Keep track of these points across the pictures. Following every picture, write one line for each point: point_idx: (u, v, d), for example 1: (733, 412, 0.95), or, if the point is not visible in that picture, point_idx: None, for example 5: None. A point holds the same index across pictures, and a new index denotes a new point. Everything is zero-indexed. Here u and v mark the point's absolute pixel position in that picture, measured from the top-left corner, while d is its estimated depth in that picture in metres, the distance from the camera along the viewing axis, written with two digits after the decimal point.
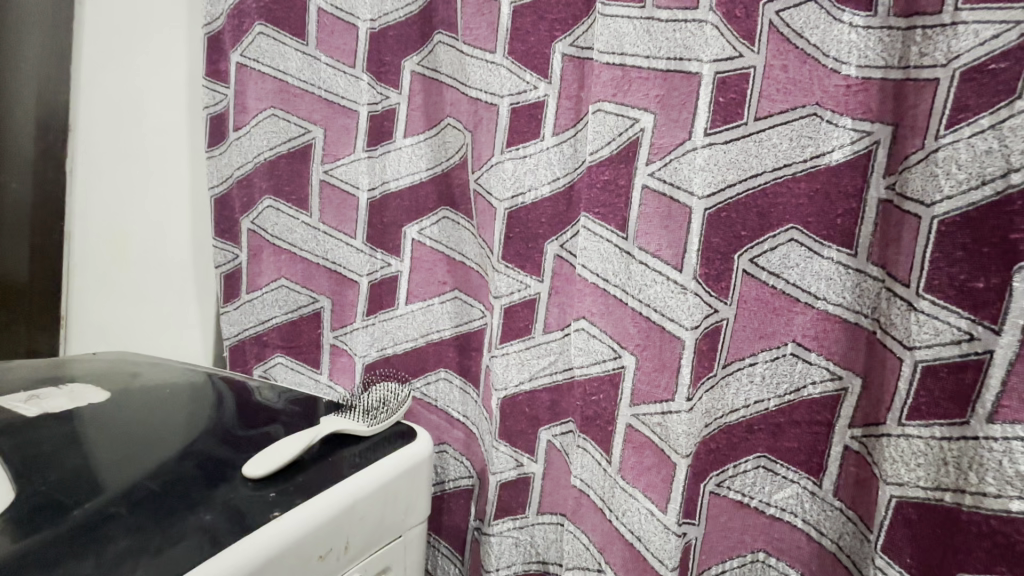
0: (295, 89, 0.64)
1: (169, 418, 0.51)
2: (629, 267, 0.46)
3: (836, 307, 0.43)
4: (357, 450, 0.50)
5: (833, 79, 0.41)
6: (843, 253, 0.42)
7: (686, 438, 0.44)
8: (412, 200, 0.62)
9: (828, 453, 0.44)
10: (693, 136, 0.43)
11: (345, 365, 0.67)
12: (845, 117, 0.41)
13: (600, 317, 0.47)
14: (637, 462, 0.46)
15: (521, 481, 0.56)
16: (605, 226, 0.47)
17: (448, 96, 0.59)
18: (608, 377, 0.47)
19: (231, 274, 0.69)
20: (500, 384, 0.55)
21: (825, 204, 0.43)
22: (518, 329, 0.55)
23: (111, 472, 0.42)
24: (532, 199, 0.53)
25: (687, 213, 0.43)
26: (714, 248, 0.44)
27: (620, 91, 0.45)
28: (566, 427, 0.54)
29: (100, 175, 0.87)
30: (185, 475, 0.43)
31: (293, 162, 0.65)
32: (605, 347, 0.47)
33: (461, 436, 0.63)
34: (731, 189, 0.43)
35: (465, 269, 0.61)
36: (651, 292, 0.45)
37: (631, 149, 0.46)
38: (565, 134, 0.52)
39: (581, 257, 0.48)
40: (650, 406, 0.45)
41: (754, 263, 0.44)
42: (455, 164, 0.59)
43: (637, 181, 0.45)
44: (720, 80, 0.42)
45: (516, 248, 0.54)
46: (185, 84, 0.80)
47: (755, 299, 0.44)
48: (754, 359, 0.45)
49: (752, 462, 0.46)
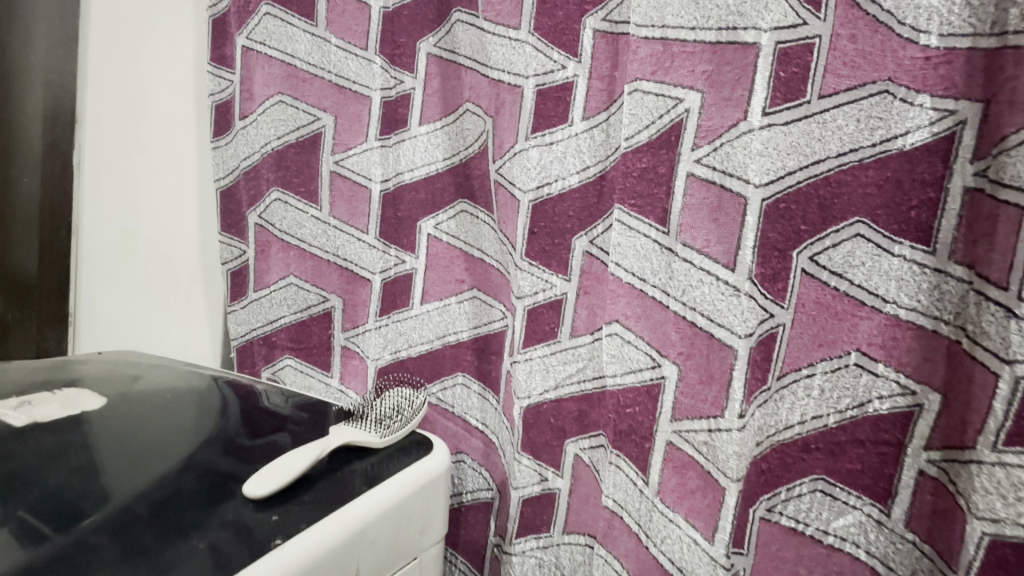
0: (303, 74, 0.60)
1: (167, 426, 0.48)
2: (670, 265, 0.41)
3: (909, 312, 0.37)
4: (370, 463, 0.46)
5: (910, 50, 0.35)
6: (918, 250, 0.37)
7: (735, 460, 0.39)
8: (428, 192, 0.57)
9: (897, 479, 0.39)
10: (749, 116, 0.38)
11: (356, 368, 0.63)
12: (922, 94, 0.35)
13: (636, 321, 0.43)
14: (679, 484, 0.41)
15: (546, 497, 0.52)
16: (642, 219, 0.42)
17: (468, 79, 0.54)
18: (645, 389, 0.42)
19: (238, 271, 0.66)
20: (522, 393, 0.50)
21: (896, 193, 0.37)
22: (543, 332, 0.50)
23: (99, 491, 0.38)
24: (559, 190, 0.48)
25: (741, 204, 0.39)
26: (771, 244, 0.39)
27: (661, 68, 0.40)
28: (595, 441, 0.50)
29: (106, 169, 0.85)
30: (181, 494, 0.39)
31: (301, 152, 0.61)
32: (642, 355, 0.42)
33: (479, 445, 0.59)
34: (790, 178, 0.38)
35: (484, 266, 0.57)
36: (696, 293, 0.40)
37: (674, 133, 0.41)
38: (597, 118, 0.47)
39: (615, 254, 0.43)
40: (695, 421, 0.40)
41: (814, 262, 0.39)
42: (475, 153, 0.55)
43: (681, 170, 0.41)
44: (781, 51, 0.37)
45: (541, 244, 0.49)
46: (191, 70, 0.77)
47: (814, 302, 0.39)
48: (811, 370, 0.40)
49: (807, 485, 0.41)
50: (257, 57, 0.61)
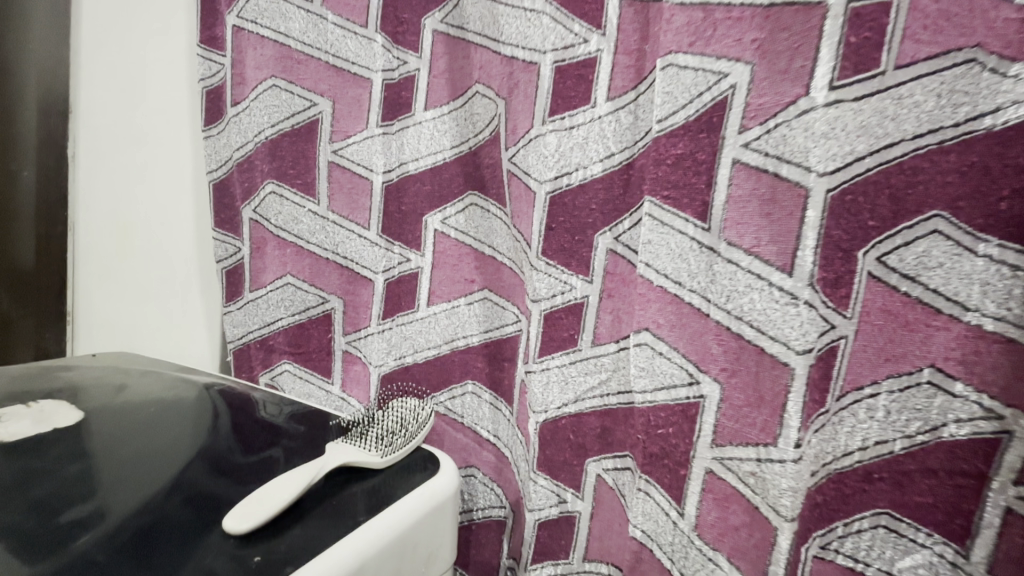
0: (298, 55, 0.55)
1: (149, 446, 0.43)
2: (710, 266, 0.36)
3: (997, 323, 0.30)
4: (366, 488, 0.41)
5: (1004, 10, 0.28)
6: (1011, 249, 0.29)
7: (789, 497, 0.33)
8: (434, 183, 0.52)
9: (978, 516, 0.32)
10: (811, 91, 0.32)
11: (359, 375, 0.58)
12: (1018, 63, 0.28)
13: (669, 330, 0.37)
14: (720, 519, 0.36)
15: (564, 520, 0.47)
16: (677, 213, 0.36)
17: (477, 58, 0.49)
18: (679, 408, 0.37)
19: (233, 270, 0.61)
20: (539, 406, 0.46)
21: (983, 182, 0.30)
22: (561, 339, 0.45)
23: (64, 525, 0.34)
24: (579, 181, 0.43)
25: (800, 196, 0.33)
26: (834, 243, 0.33)
27: (700, 38, 0.34)
28: (621, 463, 0.45)
29: (100, 160, 0.81)
30: (157, 527, 0.35)
31: (297, 140, 0.56)
32: (676, 370, 0.37)
33: (491, 459, 0.54)
34: (858, 164, 0.32)
35: (496, 265, 0.52)
36: (742, 300, 0.34)
37: (717, 114, 0.35)
38: (623, 99, 0.41)
39: (644, 253, 0.38)
40: (740, 447, 0.35)
41: (882, 264, 0.33)
42: (485, 140, 0.50)
43: (725, 156, 0.35)
44: (853, 12, 0.31)
45: (559, 241, 0.44)
46: (185, 54, 0.72)
47: (881, 310, 0.33)
48: (874, 390, 0.34)
49: (868, 520, 0.35)
50: (248, 37, 0.56)
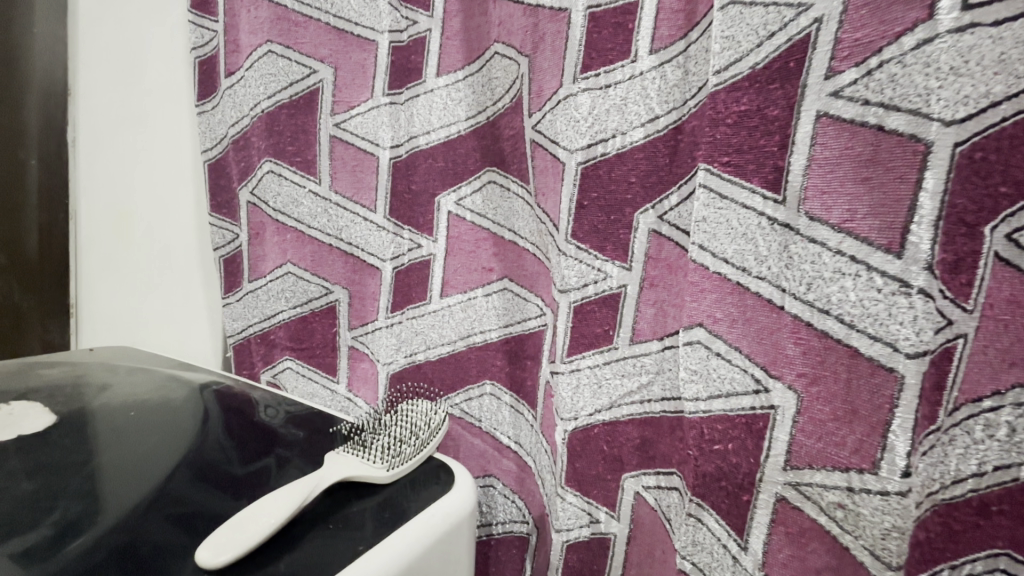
0: (296, 17, 0.49)
1: (131, 453, 0.39)
2: (784, 247, 0.29)
3: None
4: (370, 507, 0.36)
5: None
6: None
7: (894, 540, 0.26)
8: (447, 159, 0.46)
9: None
10: (935, 14, 0.23)
11: (366, 373, 0.53)
12: None
13: (729, 327, 0.31)
14: (795, 558, 0.30)
15: (596, 543, 0.41)
16: (741, 183, 0.30)
17: (496, 12, 0.42)
18: (742, 420, 0.30)
19: (231, 258, 0.56)
20: (567, 413, 0.39)
21: None
22: (593, 336, 0.39)
23: (2, 559, 0.28)
24: (616, 149, 0.36)
25: (919, 151, 0.25)
26: (957, 215, 0.26)
27: None
28: (670, 482, 0.38)
29: (101, 145, 0.77)
30: (116, 558, 0.29)
31: (296, 114, 0.51)
32: (740, 376, 0.30)
33: (512, 468, 0.49)
34: (992, 111, 0.24)
35: (517, 250, 0.46)
36: (829, 289, 0.27)
37: (794, 57, 0.28)
38: (672, 50, 0.34)
39: (698, 233, 0.31)
40: (824, 473, 0.28)
41: (1013, 242, 0.26)
42: (505, 107, 0.43)
43: (806, 109, 0.28)
44: None
45: (592, 221, 0.37)
46: (183, 25, 0.67)
47: (1008, 302, 0.27)
48: (997, 403, 0.27)
49: (981, 563, 0.28)
50: None
